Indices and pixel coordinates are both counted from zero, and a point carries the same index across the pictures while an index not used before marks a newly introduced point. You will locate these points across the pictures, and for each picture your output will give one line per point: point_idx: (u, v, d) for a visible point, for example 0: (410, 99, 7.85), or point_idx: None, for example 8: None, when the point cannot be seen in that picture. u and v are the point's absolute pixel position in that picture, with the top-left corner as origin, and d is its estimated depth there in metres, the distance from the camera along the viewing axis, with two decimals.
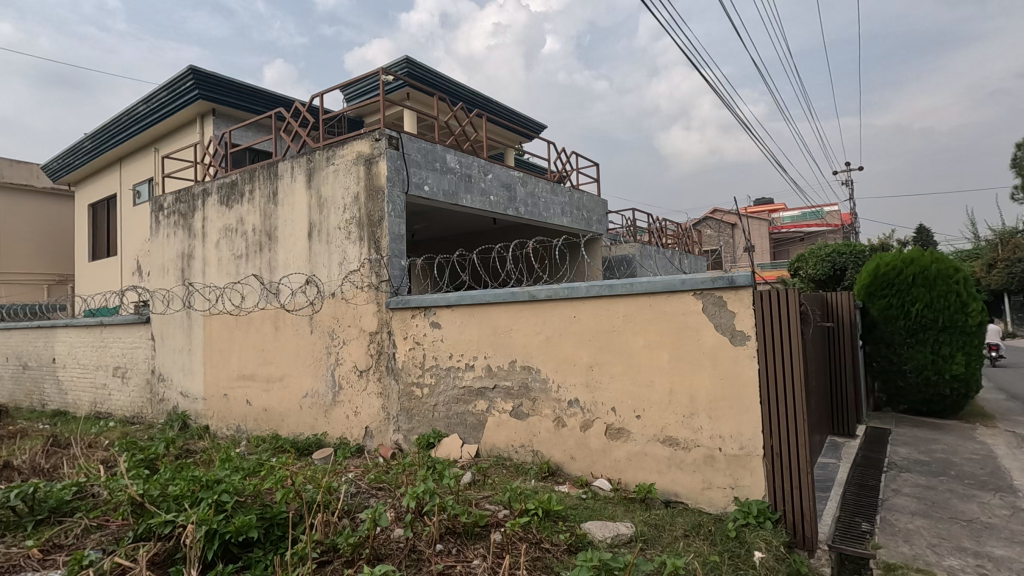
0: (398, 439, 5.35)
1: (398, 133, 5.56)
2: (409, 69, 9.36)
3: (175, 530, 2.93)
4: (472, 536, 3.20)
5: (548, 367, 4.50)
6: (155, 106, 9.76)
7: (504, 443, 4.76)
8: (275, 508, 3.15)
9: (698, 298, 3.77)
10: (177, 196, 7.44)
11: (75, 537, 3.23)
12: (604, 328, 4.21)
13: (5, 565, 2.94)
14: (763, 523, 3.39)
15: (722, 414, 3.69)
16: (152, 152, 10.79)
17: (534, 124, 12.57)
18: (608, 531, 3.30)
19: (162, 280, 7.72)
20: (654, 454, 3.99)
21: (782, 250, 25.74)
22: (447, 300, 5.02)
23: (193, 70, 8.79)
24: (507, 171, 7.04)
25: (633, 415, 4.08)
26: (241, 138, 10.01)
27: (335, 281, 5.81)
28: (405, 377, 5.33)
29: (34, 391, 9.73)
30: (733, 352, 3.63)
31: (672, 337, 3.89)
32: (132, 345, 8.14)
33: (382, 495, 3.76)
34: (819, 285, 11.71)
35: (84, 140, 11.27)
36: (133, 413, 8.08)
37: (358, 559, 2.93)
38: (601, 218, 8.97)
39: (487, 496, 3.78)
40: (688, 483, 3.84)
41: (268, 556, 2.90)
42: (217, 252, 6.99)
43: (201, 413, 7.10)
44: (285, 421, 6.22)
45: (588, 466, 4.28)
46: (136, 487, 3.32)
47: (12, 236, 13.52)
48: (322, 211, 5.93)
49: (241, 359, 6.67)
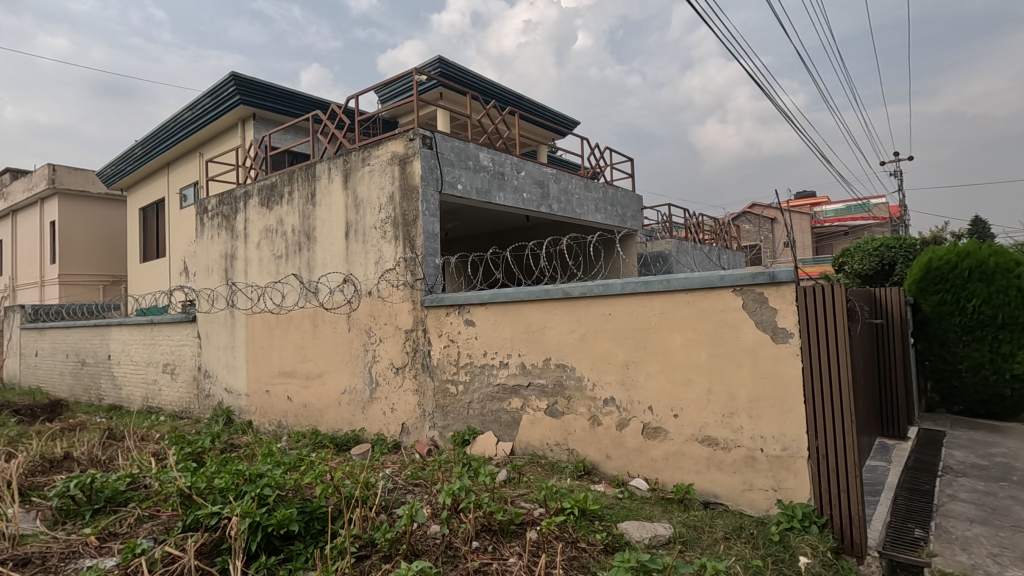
0: (434, 436, 5.40)
1: (432, 132, 5.60)
2: (442, 69, 9.43)
3: (221, 522, 3.01)
4: (508, 534, 3.19)
5: (583, 365, 4.47)
6: (199, 112, 10.11)
7: (539, 441, 4.74)
8: (315, 502, 3.22)
9: (737, 295, 3.67)
10: (221, 198, 7.69)
11: (129, 526, 3.37)
12: (640, 326, 4.14)
13: (65, 551, 3.09)
14: (808, 528, 3.27)
15: (763, 415, 3.59)
16: (197, 156, 11.20)
17: (566, 121, 12.48)
18: (645, 532, 3.25)
19: (207, 280, 7.99)
20: (692, 453, 3.90)
21: (825, 245, 24.70)
22: (480, 298, 5.04)
23: (235, 76, 9.06)
24: (540, 168, 6.99)
25: (670, 414, 4.01)
26: (280, 141, 10.27)
27: (372, 280, 5.90)
28: (440, 375, 5.37)
29: (91, 386, 10.24)
30: (775, 350, 3.52)
31: (710, 334, 3.80)
32: (180, 343, 8.47)
33: (419, 491, 3.80)
34: (865, 281, 11.24)
35: (135, 146, 11.77)
36: (181, 408, 8.41)
37: (395, 554, 2.96)
38: (636, 214, 8.86)
39: (523, 495, 3.77)
40: (728, 484, 3.74)
41: (309, 549, 2.98)
42: (259, 253, 7.19)
43: (245, 409, 7.33)
44: (324, 417, 6.36)
45: (624, 465, 4.22)
46: (185, 479, 3.45)
47: (71, 240, 14.27)
48: (358, 211, 6.03)
49: (282, 356, 6.85)
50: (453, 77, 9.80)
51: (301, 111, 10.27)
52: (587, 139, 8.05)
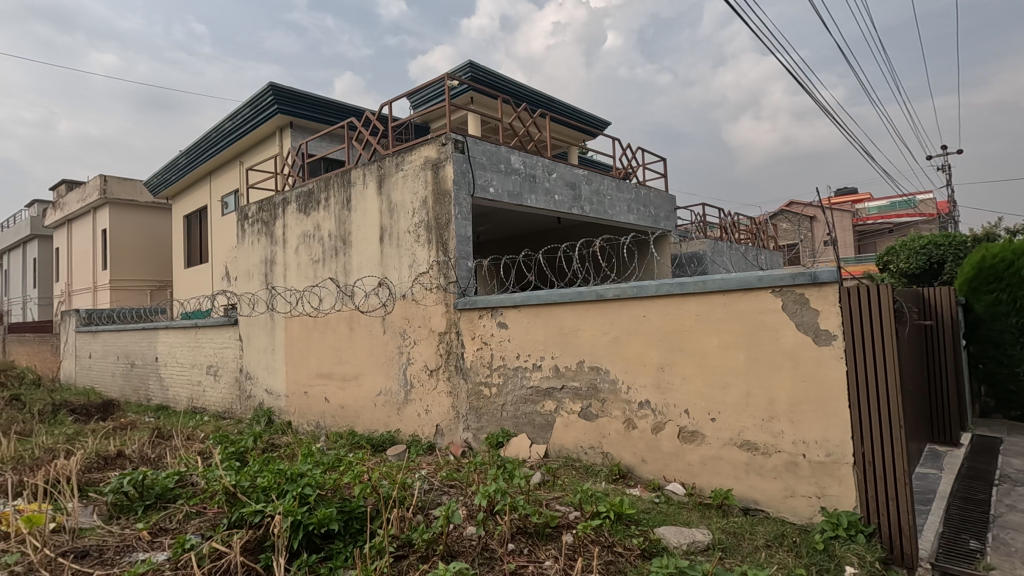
0: (468, 437, 5.44)
1: (463, 137, 5.66)
2: (473, 73, 9.51)
3: (265, 520, 3.10)
4: (544, 538, 3.18)
5: (617, 368, 4.43)
6: (239, 122, 10.45)
7: (572, 444, 4.72)
8: (354, 502, 3.27)
9: (777, 296, 3.58)
10: (261, 205, 7.93)
11: (178, 522, 3.51)
12: (676, 328, 4.08)
13: (120, 544, 3.24)
14: (855, 537, 3.16)
15: (805, 419, 3.49)
16: (237, 165, 11.58)
17: (597, 121, 12.41)
18: (683, 537, 3.19)
19: (248, 284, 8.25)
20: (730, 458, 3.82)
21: (868, 243, 23.74)
22: (513, 301, 5.05)
23: (273, 86, 9.33)
24: (571, 169, 6.97)
25: (707, 417, 3.93)
26: (316, 148, 10.52)
27: (406, 283, 5.99)
28: (474, 377, 5.41)
29: (140, 387, 10.69)
30: (817, 353, 3.42)
31: (748, 336, 3.72)
32: (222, 345, 8.77)
33: (454, 493, 3.84)
34: (912, 280, 10.78)
35: (180, 156, 12.24)
36: (224, 408, 8.70)
37: (432, 555, 2.99)
38: (670, 214, 8.75)
39: (557, 498, 3.76)
40: (768, 490, 3.64)
41: (349, 548, 3.04)
42: (297, 257, 7.38)
43: (285, 410, 7.53)
44: (360, 418, 6.48)
45: (660, 469, 4.16)
46: (229, 478, 3.56)
47: (121, 247, 14.95)
48: (392, 215, 6.13)
49: (319, 358, 7.02)
50: (484, 81, 9.86)
51: (336, 119, 10.51)
52: (619, 140, 8.09)
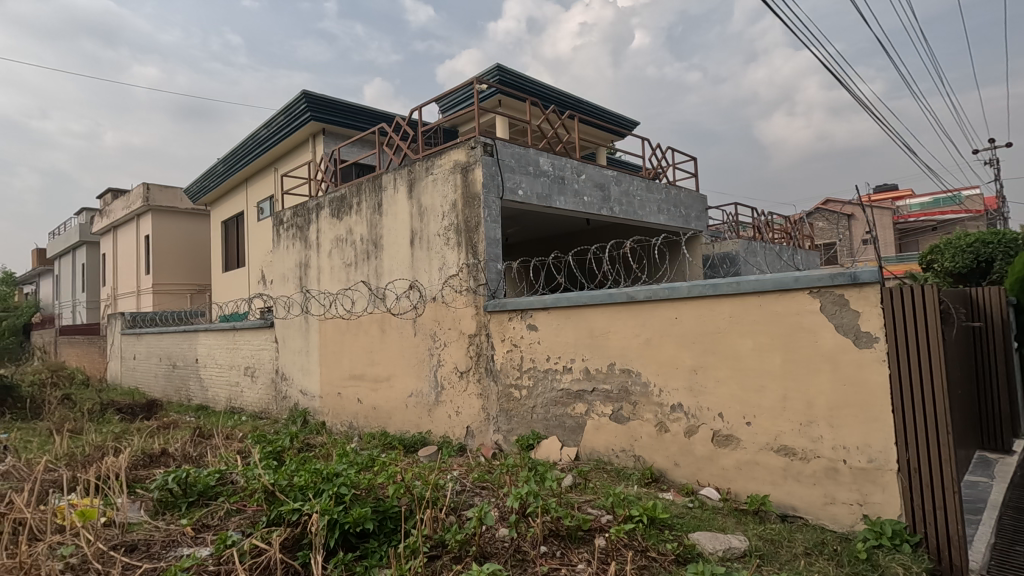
0: (499, 439, 5.45)
1: (492, 140, 5.69)
2: (501, 76, 9.55)
3: (302, 518, 3.17)
4: (576, 541, 3.17)
5: (649, 370, 4.38)
6: (274, 130, 10.73)
7: (603, 447, 4.69)
8: (388, 502, 3.31)
9: (814, 297, 3.49)
10: (295, 210, 8.13)
11: (219, 518, 3.62)
12: (708, 330, 4.02)
13: (166, 539, 3.37)
14: (900, 547, 3.05)
15: (845, 424, 3.39)
16: (272, 171, 11.90)
17: (625, 121, 12.31)
18: (719, 543, 3.14)
19: (284, 287, 8.46)
20: (766, 463, 3.74)
21: (910, 242, 22.69)
22: (543, 303, 5.05)
23: (306, 94, 9.55)
24: (601, 170, 6.93)
25: (742, 421, 3.86)
26: (347, 154, 10.73)
27: (436, 285, 6.05)
28: (504, 379, 5.42)
29: (182, 388, 11.06)
30: (857, 355, 3.32)
31: (784, 338, 3.63)
32: (259, 347, 9.01)
33: (486, 494, 3.86)
34: (958, 279, 10.34)
35: (218, 164, 12.64)
36: (261, 408, 8.93)
37: (465, 556, 3.01)
38: (701, 214, 8.60)
39: (589, 501, 3.75)
40: (808, 497, 3.55)
41: (383, 547, 3.09)
42: (330, 261, 7.53)
43: (319, 410, 7.68)
44: (392, 419, 6.57)
45: (694, 473, 4.10)
46: (268, 477, 3.65)
47: (163, 252, 15.51)
48: (422, 219, 6.21)
49: (352, 360, 7.14)
50: (512, 84, 9.90)
51: (367, 125, 10.69)
52: (647, 140, 7.99)
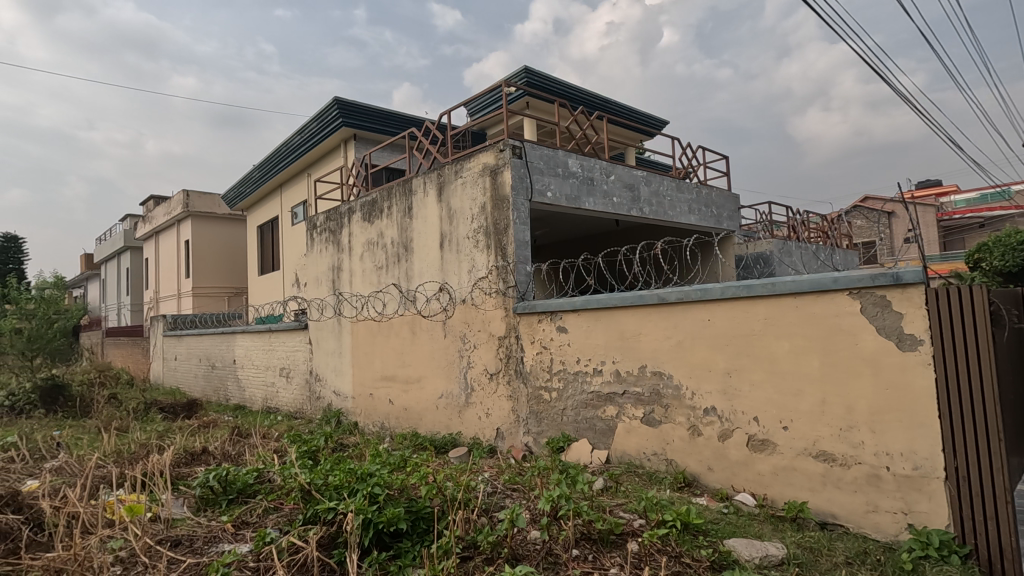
0: (529, 441, 5.45)
1: (521, 142, 5.70)
2: (529, 78, 9.56)
3: (337, 517, 3.23)
4: (608, 545, 3.15)
5: (681, 373, 4.32)
6: (307, 136, 10.98)
7: (635, 450, 4.64)
8: (421, 502, 3.35)
9: (854, 298, 3.39)
10: (328, 215, 8.30)
11: (258, 516, 3.73)
12: (742, 332, 3.94)
13: (208, 534, 3.48)
14: (948, 558, 2.94)
15: (888, 429, 3.27)
16: (305, 176, 12.17)
17: (654, 121, 12.18)
18: (755, 550, 3.07)
19: (317, 290, 8.64)
20: (804, 469, 3.64)
21: (955, 240, 21.79)
22: (572, 305, 5.03)
23: (338, 101, 9.75)
24: (630, 171, 6.87)
25: (779, 426, 3.77)
26: (378, 158, 10.91)
27: (466, 288, 6.09)
28: (533, 381, 5.42)
29: (220, 388, 11.40)
30: (901, 359, 3.21)
31: (822, 341, 3.54)
32: (294, 348, 9.22)
33: (517, 496, 3.86)
34: (1008, 279, 9.86)
35: (254, 170, 13.00)
36: (296, 408, 9.14)
37: (497, 558, 3.03)
38: (733, 214, 8.44)
39: (621, 505, 3.71)
40: (848, 504, 3.44)
41: (416, 547, 3.13)
42: (362, 264, 7.67)
43: (352, 411, 7.82)
44: (423, 420, 6.64)
45: (728, 478, 4.02)
46: (304, 475, 3.73)
47: (202, 256, 16.04)
48: (452, 222, 6.26)
49: (384, 361, 7.24)
50: (539, 85, 9.90)
51: (397, 130, 10.85)
52: (678, 139, 7.79)
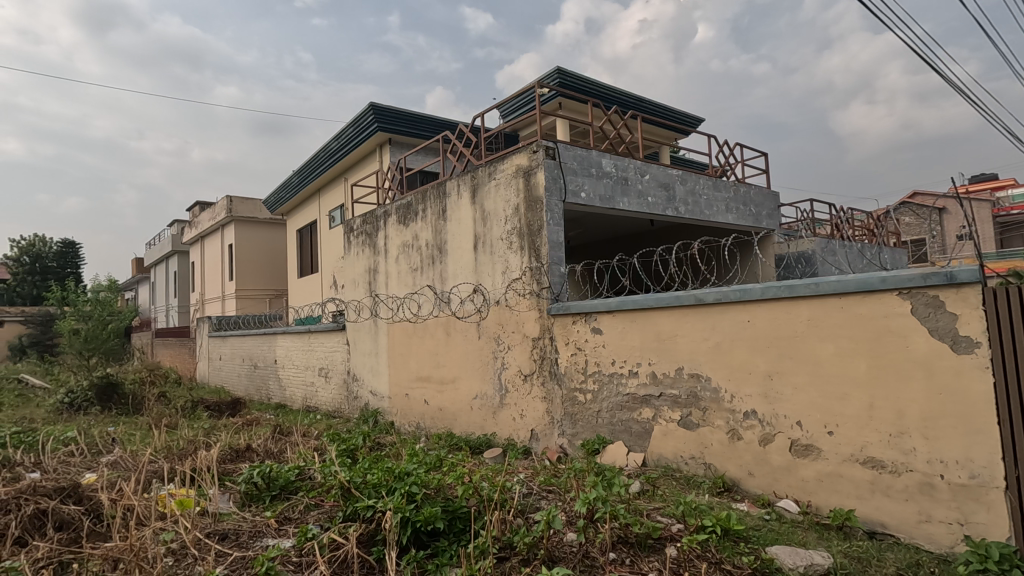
0: (563, 443, 5.43)
1: (554, 143, 5.70)
2: (561, 79, 9.55)
3: (376, 515, 3.29)
4: (646, 549, 3.11)
5: (719, 375, 4.23)
6: (344, 141, 11.22)
7: (672, 453, 4.56)
8: (457, 502, 3.38)
9: (905, 298, 3.25)
10: (365, 218, 8.47)
11: (300, 512, 3.83)
12: (784, 334, 3.84)
13: (253, 529, 3.60)
14: (1010, 572, 2.75)
15: (941, 436, 3.13)
16: (342, 181, 12.45)
17: (689, 119, 11.98)
18: (799, 559, 2.98)
19: (354, 292, 8.82)
20: (851, 476, 3.51)
21: (1012, 237, 20.66)
22: (607, 306, 4.99)
23: (373, 106, 9.94)
24: (665, 170, 6.78)
25: (824, 430, 3.65)
26: (412, 162, 11.07)
27: (500, 289, 6.11)
28: (568, 383, 5.39)
29: (262, 387, 11.76)
30: (956, 362, 3.06)
31: (869, 343, 3.41)
32: (332, 349, 9.43)
33: (553, 498, 3.85)
34: None
35: (293, 176, 13.37)
36: (334, 407, 9.35)
37: (533, 559, 3.03)
38: (773, 212, 8.21)
39: (659, 509, 3.66)
40: (899, 513, 3.30)
41: (453, 547, 3.16)
42: (397, 266, 7.79)
43: (388, 410, 7.95)
44: (458, 420, 6.70)
45: (770, 484, 3.92)
46: (344, 473, 3.81)
47: (245, 259, 16.58)
48: (486, 223, 6.29)
49: (419, 362, 7.34)
50: (572, 86, 9.87)
51: (431, 133, 10.98)
52: (714, 136, 7.56)
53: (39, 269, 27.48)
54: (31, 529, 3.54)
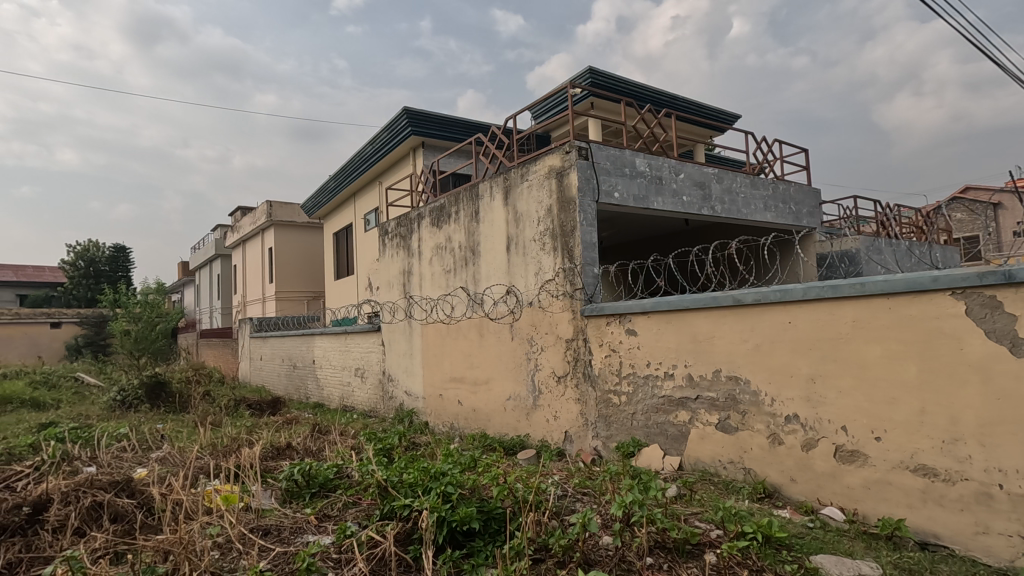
0: (598, 445, 5.39)
1: (587, 143, 5.66)
2: (593, 78, 9.48)
3: (412, 514, 3.33)
4: (684, 555, 3.06)
5: (759, 378, 4.13)
6: (378, 145, 11.41)
7: (709, 457, 4.47)
8: (492, 502, 3.40)
9: (958, 299, 3.11)
10: (399, 221, 8.59)
11: (339, 509, 3.92)
12: (828, 336, 3.71)
13: (294, 525, 3.70)
14: None
15: (1000, 444, 2.97)
16: (377, 184, 12.66)
17: (725, 115, 11.73)
18: (845, 569, 2.88)
19: (389, 293, 8.96)
20: (901, 484, 3.37)
21: None
22: (642, 307, 4.93)
23: (407, 110, 10.08)
24: (700, 168, 6.65)
25: (870, 436, 3.52)
26: (445, 164, 11.17)
27: (533, 291, 6.11)
28: (603, 384, 5.34)
29: (301, 387, 12.07)
30: (1016, 366, 2.90)
31: (920, 346, 3.27)
32: (368, 349, 9.60)
33: (587, 501, 3.83)
34: None
35: (329, 180, 13.68)
36: (370, 407, 9.52)
37: (570, 561, 3.02)
38: (814, 210, 7.96)
39: (697, 514, 3.59)
40: (954, 524, 3.14)
41: (488, 547, 3.17)
42: (431, 268, 7.88)
43: (422, 410, 8.04)
44: (491, 421, 6.73)
45: (813, 491, 3.80)
46: (381, 472, 3.86)
47: (284, 262, 17.05)
48: (518, 225, 6.30)
49: (453, 363, 7.40)
50: (605, 85, 9.78)
51: (463, 136, 11.07)
52: (752, 133, 7.36)
53: (93, 273, 28.88)
54: (88, 520, 3.72)
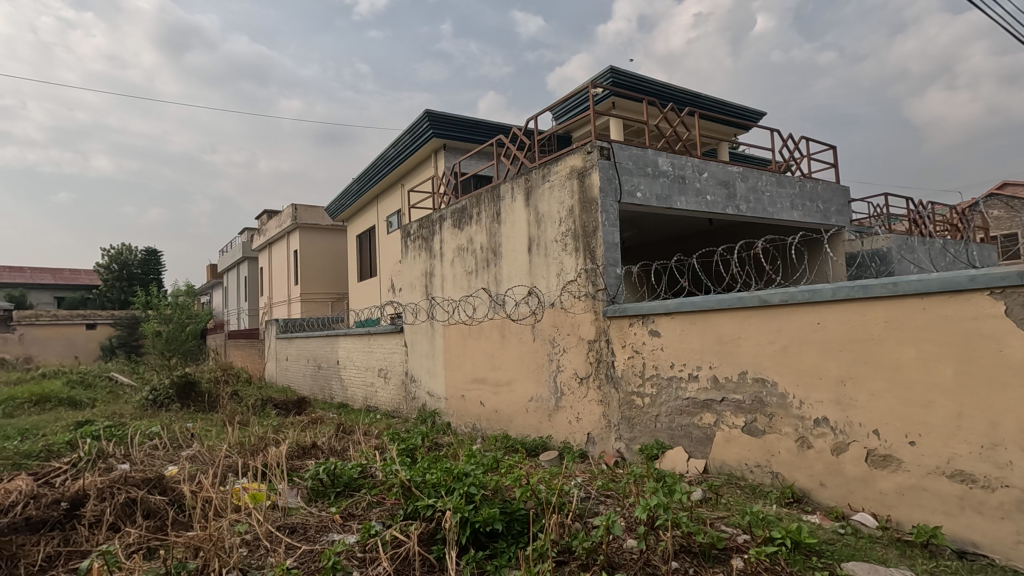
0: (621, 447, 5.34)
1: (609, 143, 5.63)
2: (615, 78, 9.43)
3: (435, 514, 3.35)
4: (710, 559, 3.01)
5: (787, 380, 4.04)
6: (400, 148, 11.52)
7: (735, 461, 4.39)
8: (515, 504, 3.39)
9: (997, 299, 3.00)
10: (421, 223, 8.66)
11: (364, 508, 3.96)
12: (859, 337, 3.62)
13: (319, 524, 3.75)
14: None
15: None
16: (399, 187, 12.78)
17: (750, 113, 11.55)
18: None
19: (411, 295, 9.03)
20: (937, 490, 3.26)
21: None
22: (665, 308, 4.87)
23: (429, 113, 10.15)
24: (724, 167, 6.55)
25: (904, 440, 3.41)
26: (468, 165, 11.17)
27: (555, 291, 6.09)
28: (626, 386, 5.29)
29: (325, 387, 12.23)
30: None
31: (956, 347, 3.16)
32: (391, 350, 9.69)
33: (611, 503, 3.80)
34: None
35: (353, 183, 13.87)
36: (393, 407, 9.59)
37: (593, 564, 3.00)
38: (843, 208, 7.77)
39: (723, 518, 3.54)
40: (993, 532, 3.03)
41: (512, 548, 3.17)
42: (453, 269, 7.92)
43: (445, 411, 8.08)
44: (514, 421, 6.72)
45: (844, 496, 3.70)
46: (404, 473, 3.89)
47: (309, 264, 17.32)
48: (540, 225, 6.29)
49: (475, 363, 7.42)
50: (627, 85, 9.72)
51: (485, 137, 11.10)
52: (777, 131, 7.22)
53: (127, 276, 29.76)
54: (122, 515, 3.83)
